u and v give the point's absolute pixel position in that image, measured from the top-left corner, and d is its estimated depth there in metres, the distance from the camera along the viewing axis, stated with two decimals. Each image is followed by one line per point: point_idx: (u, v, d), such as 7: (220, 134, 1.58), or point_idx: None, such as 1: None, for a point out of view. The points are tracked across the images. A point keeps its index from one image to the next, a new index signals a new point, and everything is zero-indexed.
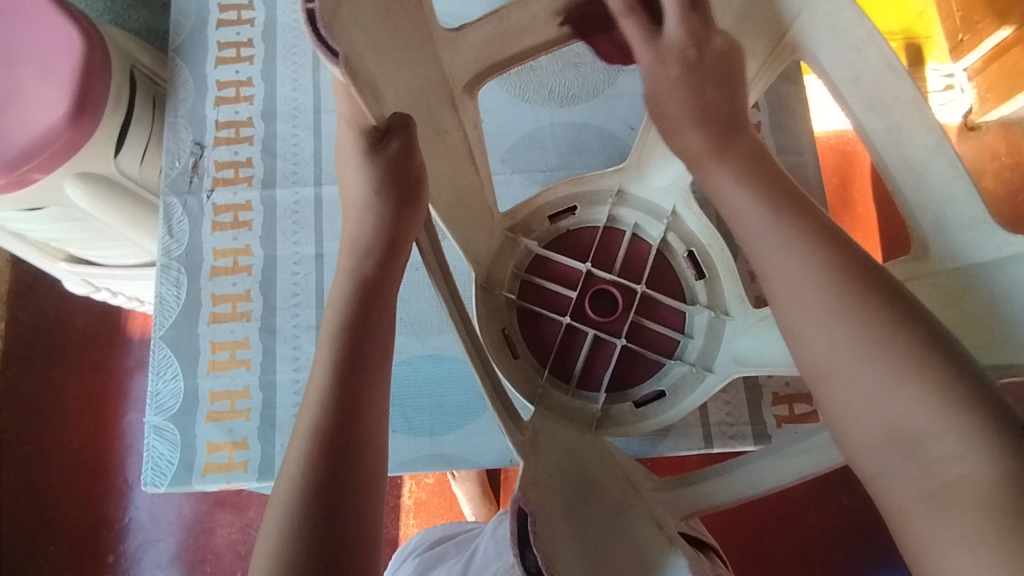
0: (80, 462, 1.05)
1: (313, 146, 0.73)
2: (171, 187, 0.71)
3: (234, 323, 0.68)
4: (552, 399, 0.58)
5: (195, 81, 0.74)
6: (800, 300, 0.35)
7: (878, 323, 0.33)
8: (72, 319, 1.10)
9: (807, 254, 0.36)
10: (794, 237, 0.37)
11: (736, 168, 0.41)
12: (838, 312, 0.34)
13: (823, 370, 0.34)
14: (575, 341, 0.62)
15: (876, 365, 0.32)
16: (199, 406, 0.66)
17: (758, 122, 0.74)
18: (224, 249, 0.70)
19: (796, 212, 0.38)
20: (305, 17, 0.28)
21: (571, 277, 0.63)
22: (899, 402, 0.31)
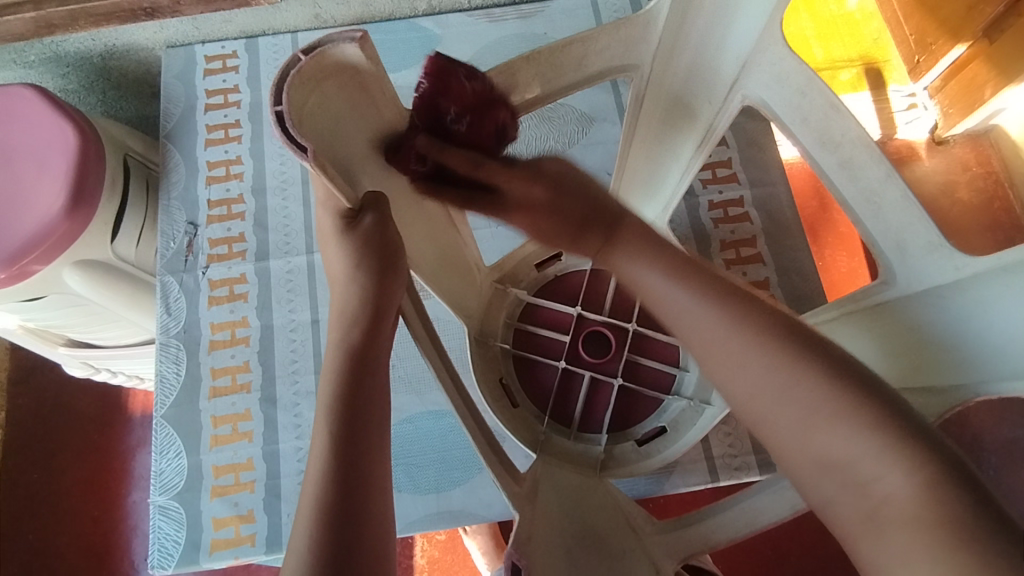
0: (83, 548, 1.04)
1: (304, 216, 0.75)
2: (168, 267, 0.73)
3: (234, 396, 0.68)
4: (552, 447, 0.59)
5: (187, 163, 0.78)
6: (714, 352, 0.36)
7: (781, 364, 0.34)
8: (73, 403, 1.10)
9: (717, 313, 0.37)
10: (694, 294, 0.38)
11: (630, 248, 0.42)
12: (748, 361, 0.35)
13: (756, 413, 0.35)
14: (573, 385, 0.63)
15: (790, 399, 0.33)
16: (203, 482, 0.66)
17: (728, 158, 0.78)
18: (221, 322, 0.71)
19: (688, 273, 0.39)
20: (275, 119, 0.33)
21: (565, 321, 0.64)
22: (830, 434, 0.32)
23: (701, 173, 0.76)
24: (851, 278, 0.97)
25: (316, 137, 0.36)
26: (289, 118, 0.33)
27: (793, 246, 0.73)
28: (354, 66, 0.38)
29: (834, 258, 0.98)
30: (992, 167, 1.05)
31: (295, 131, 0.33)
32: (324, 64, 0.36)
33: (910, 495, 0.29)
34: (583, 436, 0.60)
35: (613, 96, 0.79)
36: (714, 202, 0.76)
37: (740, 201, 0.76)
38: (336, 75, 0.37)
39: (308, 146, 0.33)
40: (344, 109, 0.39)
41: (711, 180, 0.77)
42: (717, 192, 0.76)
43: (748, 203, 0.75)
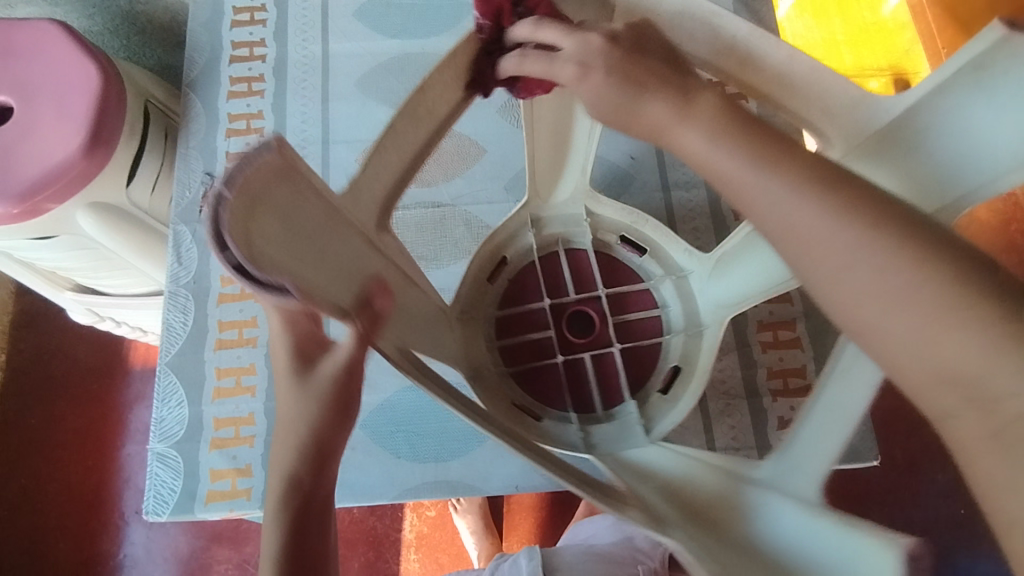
0: (76, 496, 1.04)
1: (321, 175, 0.74)
2: (182, 216, 0.72)
3: (240, 350, 0.68)
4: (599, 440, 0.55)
5: (208, 114, 0.77)
6: (813, 252, 0.27)
7: (911, 270, 0.25)
8: (73, 351, 1.10)
9: (824, 208, 0.26)
10: (798, 184, 0.27)
11: (707, 126, 0.29)
12: (865, 264, 0.25)
13: (863, 332, 0.26)
14: (575, 371, 0.61)
15: (920, 317, 0.24)
16: (203, 433, 0.65)
17: None
18: (232, 276, 0.71)
19: (786, 157, 0.28)
20: (234, 273, 0.29)
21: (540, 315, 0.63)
22: (896, 309, 0.25)
23: None
24: None
25: (281, 261, 0.32)
26: (251, 268, 0.29)
27: None
28: (298, 174, 0.35)
29: None
30: None
31: (259, 274, 0.29)
32: (267, 178, 0.32)
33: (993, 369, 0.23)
34: (613, 411, 0.58)
35: None
36: None
37: None
38: (257, 187, 0.32)
39: (291, 285, 0.30)
40: (303, 220, 0.35)
41: None
42: None
43: None
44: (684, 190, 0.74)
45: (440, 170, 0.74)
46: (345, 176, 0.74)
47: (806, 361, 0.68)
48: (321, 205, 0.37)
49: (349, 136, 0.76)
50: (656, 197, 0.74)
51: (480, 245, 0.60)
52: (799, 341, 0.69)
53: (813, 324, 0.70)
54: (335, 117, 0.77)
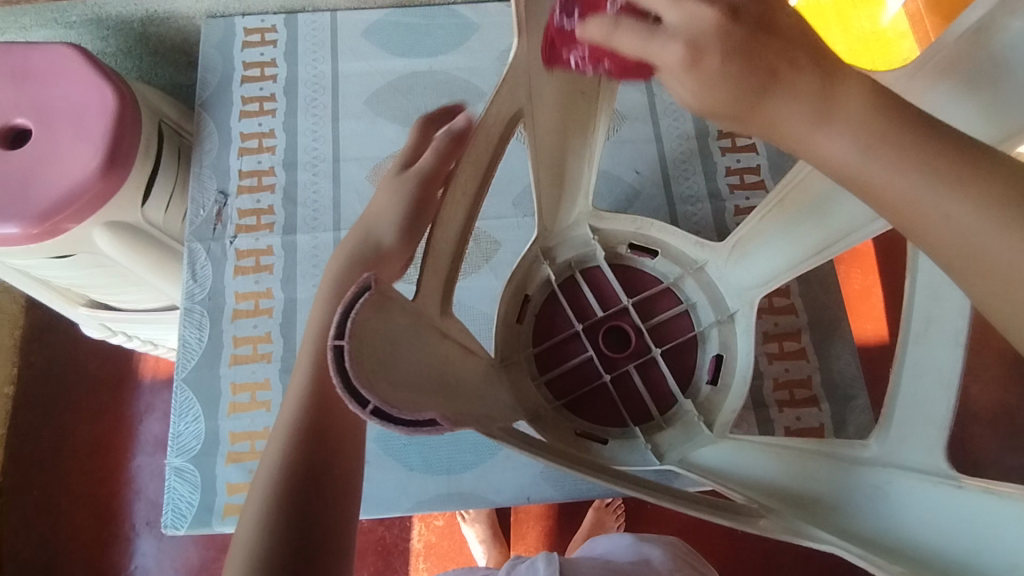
0: (86, 507, 1.05)
1: (332, 192, 0.76)
2: (196, 234, 0.74)
3: (254, 365, 0.69)
4: (667, 447, 0.59)
5: (220, 134, 0.78)
6: (989, 257, 0.28)
7: None
8: (84, 363, 1.11)
9: (992, 212, 0.28)
10: (956, 191, 0.28)
11: (854, 129, 0.29)
12: None
13: None
14: (624, 386, 0.64)
15: None
16: (219, 447, 0.67)
17: (757, 165, 0.78)
18: (246, 292, 0.72)
19: (938, 157, 0.29)
20: (378, 420, 0.29)
21: (575, 340, 0.65)
22: (948, 201, 0.28)
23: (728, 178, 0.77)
24: (866, 296, 0.97)
25: (412, 391, 0.32)
26: (396, 408, 0.29)
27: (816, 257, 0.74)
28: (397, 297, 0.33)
29: (849, 275, 0.99)
30: None
31: (400, 412, 0.29)
32: (385, 297, 0.32)
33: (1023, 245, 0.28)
34: (672, 414, 0.62)
35: (647, 96, 0.80)
36: (739, 208, 0.76)
37: None
38: (386, 308, 0.32)
39: (436, 416, 0.30)
40: (406, 340, 0.34)
41: (739, 185, 0.77)
42: (744, 198, 0.76)
43: None
44: (689, 204, 0.76)
45: None
46: (356, 194, 0.76)
47: (811, 372, 0.70)
48: (414, 315, 0.36)
49: (360, 154, 0.78)
50: (661, 211, 0.76)
51: (506, 287, 0.61)
52: (804, 352, 0.70)
53: (818, 335, 0.71)
54: (346, 135, 0.78)
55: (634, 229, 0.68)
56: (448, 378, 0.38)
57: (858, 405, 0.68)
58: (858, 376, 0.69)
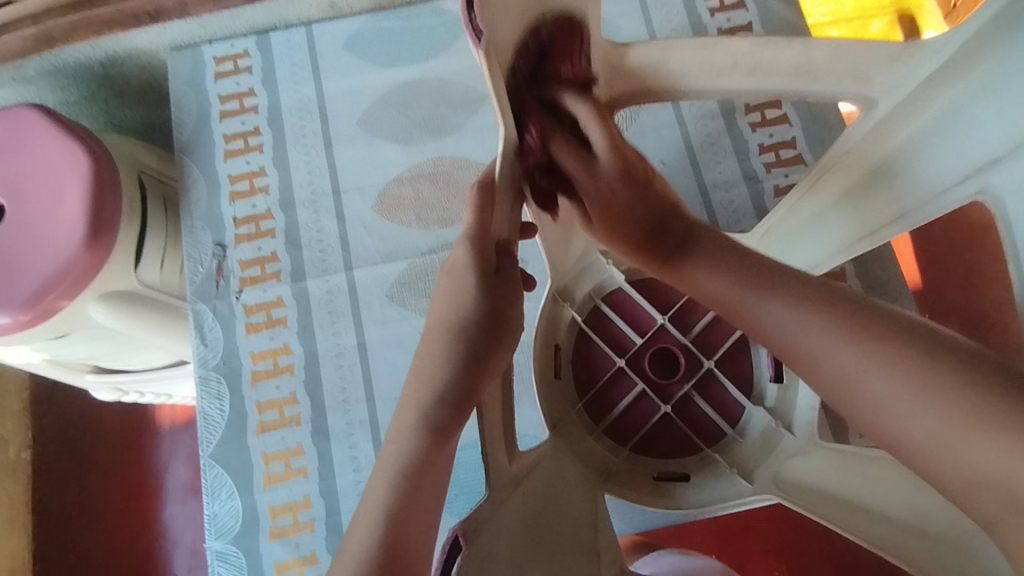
0: (118, 563, 0.96)
1: (338, 229, 0.69)
2: (198, 294, 0.68)
3: (284, 430, 0.64)
4: (747, 465, 0.57)
5: (207, 179, 0.72)
6: (845, 376, 0.30)
7: (930, 385, 0.28)
8: (100, 418, 1.01)
9: (830, 329, 0.31)
10: (804, 315, 0.32)
11: (706, 262, 0.37)
12: (900, 381, 0.28)
13: (890, 436, 0.29)
14: (685, 408, 0.61)
15: (926, 421, 0.27)
16: (260, 523, 0.62)
17: (793, 137, 0.69)
18: (262, 350, 0.66)
19: (786, 286, 0.34)
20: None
21: (620, 380, 0.62)
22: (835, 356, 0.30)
23: (762, 156, 0.69)
24: None
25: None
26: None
27: None
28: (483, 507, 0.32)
29: None
30: None
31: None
32: (478, 552, 0.30)
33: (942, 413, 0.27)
34: (744, 426, 0.59)
35: None
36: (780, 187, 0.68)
37: None
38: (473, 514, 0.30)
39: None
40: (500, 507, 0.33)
41: (776, 162, 0.69)
42: (783, 175, 0.68)
43: None
44: (725, 191, 0.69)
45: (462, 204, 0.69)
46: (363, 227, 0.69)
47: None
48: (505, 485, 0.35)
49: (360, 182, 0.71)
50: (696, 204, 0.69)
51: (534, 354, 0.58)
52: None
53: None
54: (343, 163, 0.71)
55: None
56: (545, 518, 0.38)
57: None
58: None
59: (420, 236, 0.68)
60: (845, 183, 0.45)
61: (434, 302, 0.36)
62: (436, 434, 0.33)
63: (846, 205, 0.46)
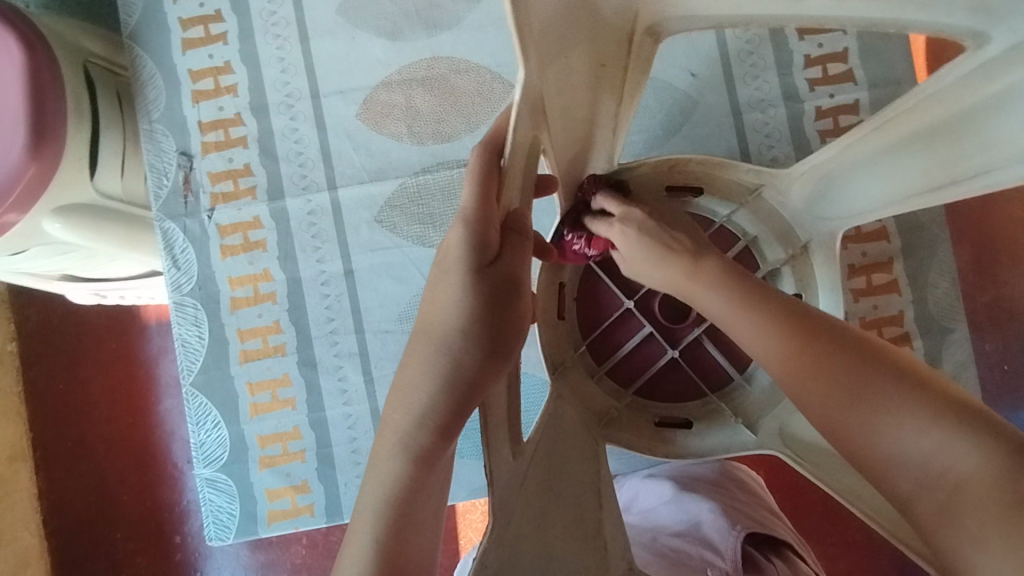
0: (116, 455, 0.85)
1: (319, 140, 0.61)
2: (165, 210, 0.61)
3: (269, 360, 0.61)
4: (751, 414, 0.53)
5: (164, 75, 0.62)
6: (803, 377, 0.32)
7: (878, 389, 0.30)
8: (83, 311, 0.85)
9: (793, 339, 0.33)
10: (773, 325, 0.34)
11: (709, 280, 0.38)
12: (855, 385, 0.31)
13: (840, 432, 0.31)
14: (693, 354, 0.58)
15: (872, 418, 0.29)
16: (249, 452, 0.60)
17: (845, 48, 0.60)
18: (240, 276, 0.61)
19: (768, 300, 0.36)
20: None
21: (628, 320, 0.59)
22: (889, 410, 0.29)
23: (807, 72, 0.60)
24: None
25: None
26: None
27: None
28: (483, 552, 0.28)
29: None
30: None
31: None
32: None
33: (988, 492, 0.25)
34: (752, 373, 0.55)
35: None
36: (822, 109, 0.60)
37: (854, 106, 0.60)
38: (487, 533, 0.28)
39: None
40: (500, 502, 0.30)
41: (821, 79, 0.60)
42: (827, 95, 0.60)
43: (865, 109, 0.60)
44: (759, 111, 0.61)
45: (460, 116, 0.61)
46: (348, 138, 0.61)
47: (903, 306, 0.60)
48: (504, 494, 0.30)
49: (343, 84, 0.61)
50: (725, 126, 0.61)
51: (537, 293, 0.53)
52: (896, 284, 0.60)
53: (912, 262, 0.61)
54: (322, 60, 0.61)
55: (666, 168, 0.51)
56: (552, 492, 0.35)
57: (957, 339, 0.60)
58: (958, 305, 0.60)
59: (413, 152, 0.61)
60: (911, 130, 0.40)
61: (426, 298, 0.34)
62: (429, 435, 0.31)
63: (908, 150, 0.41)
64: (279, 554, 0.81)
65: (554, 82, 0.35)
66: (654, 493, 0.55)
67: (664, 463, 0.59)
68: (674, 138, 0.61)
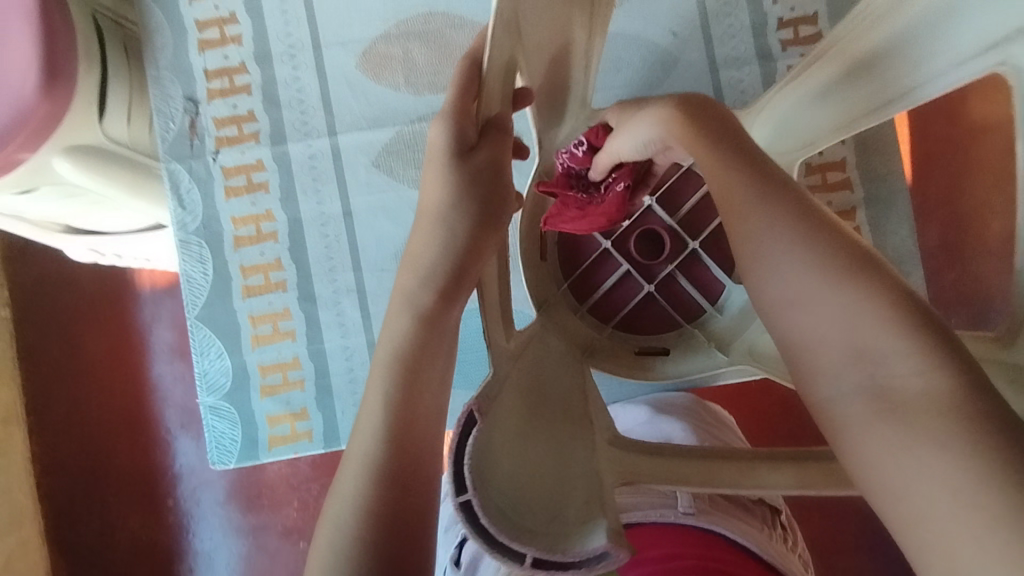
0: (111, 419, 0.87)
1: (319, 89, 0.65)
2: (172, 152, 0.65)
3: (270, 295, 0.64)
4: (725, 336, 0.57)
5: (172, 24, 0.65)
6: (749, 240, 0.27)
7: (840, 270, 0.25)
8: (79, 274, 0.88)
9: (741, 197, 0.28)
10: (727, 179, 0.29)
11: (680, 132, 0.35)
12: (807, 255, 0.26)
13: (776, 312, 0.26)
14: (668, 291, 0.63)
15: (829, 299, 0.24)
16: (250, 382, 0.64)
17: (815, 12, 0.65)
18: (243, 216, 0.65)
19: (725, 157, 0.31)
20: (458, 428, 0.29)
21: (607, 262, 0.64)
22: (838, 296, 0.24)
23: (779, 32, 0.65)
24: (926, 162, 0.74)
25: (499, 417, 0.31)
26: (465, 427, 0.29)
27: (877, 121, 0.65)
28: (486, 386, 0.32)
29: None
30: None
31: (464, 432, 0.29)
32: (490, 423, 0.30)
33: (941, 415, 0.21)
34: (723, 303, 0.60)
35: None
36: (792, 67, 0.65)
37: None
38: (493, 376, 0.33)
39: (604, 546, 0.28)
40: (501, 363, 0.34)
41: (792, 40, 0.65)
42: (798, 54, 0.65)
43: None
44: (733, 69, 0.66)
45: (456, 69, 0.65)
46: (348, 88, 0.65)
47: None
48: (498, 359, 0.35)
49: (343, 36, 0.65)
50: (702, 82, 0.66)
51: (522, 231, 0.56)
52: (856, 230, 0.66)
53: (872, 210, 0.66)
54: (323, 14, 0.65)
55: None
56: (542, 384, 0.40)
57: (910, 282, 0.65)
58: (913, 251, 0.65)
59: (410, 102, 0.65)
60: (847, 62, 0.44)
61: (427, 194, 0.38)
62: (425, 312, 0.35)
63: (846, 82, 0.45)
64: (270, 515, 0.84)
65: (539, 6, 0.40)
66: (635, 417, 0.60)
67: (643, 395, 0.64)
68: (655, 93, 0.66)
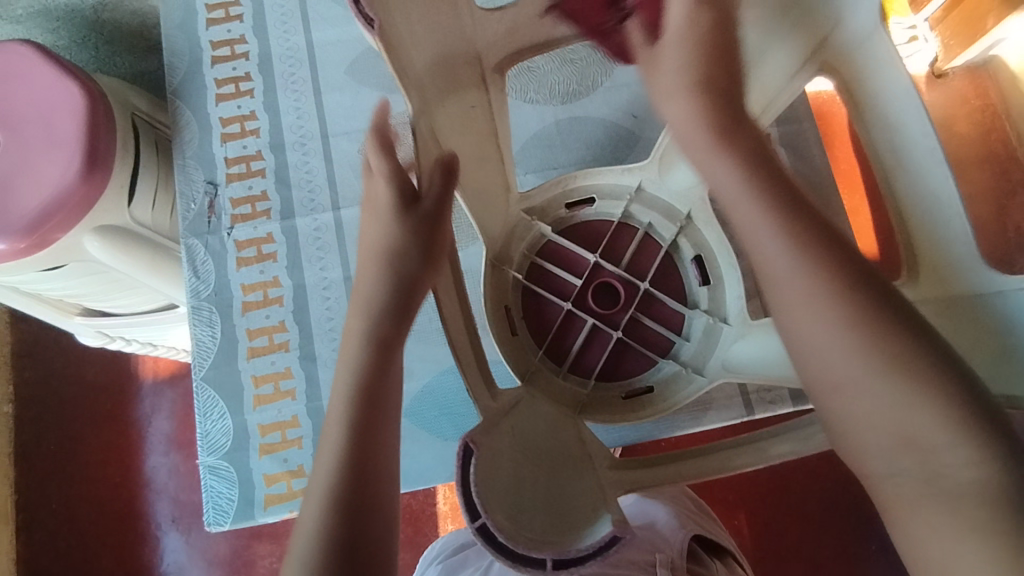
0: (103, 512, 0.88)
1: (326, 171, 0.73)
2: (191, 229, 0.72)
3: (273, 355, 0.68)
4: (698, 362, 0.62)
5: (199, 121, 0.75)
6: (798, 308, 0.33)
7: (878, 347, 0.31)
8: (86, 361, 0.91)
9: (804, 271, 0.33)
10: (785, 243, 0.34)
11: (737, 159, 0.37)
12: (850, 332, 0.32)
13: (824, 379, 0.32)
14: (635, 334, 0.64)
15: (876, 382, 0.31)
16: (250, 441, 0.66)
17: None
18: (252, 283, 0.70)
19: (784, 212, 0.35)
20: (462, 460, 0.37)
21: (572, 322, 0.64)
22: (890, 378, 0.31)
23: None
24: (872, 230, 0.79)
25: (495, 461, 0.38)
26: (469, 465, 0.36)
27: (822, 183, 0.72)
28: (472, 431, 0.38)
29: None
30: (990, 99, 0.85)
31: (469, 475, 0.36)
32: (485, 458, 0.37)
33: (972, 510, 0.28)
34: (688, 332, 0.63)
35: None
36: None
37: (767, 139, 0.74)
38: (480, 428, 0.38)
39: (612, 532, 0.35)
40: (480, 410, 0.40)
41: None
42: None
43: (776, 141, 0.73)
44: None
45: None
46: (351, 168, 0.73)
47: None
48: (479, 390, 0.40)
49: (348, 127, 0.74)
50: None
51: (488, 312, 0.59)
52: None
53: None
54: (332, 110, 0.75)
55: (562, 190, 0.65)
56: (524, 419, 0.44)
57: None
58: None
59: None
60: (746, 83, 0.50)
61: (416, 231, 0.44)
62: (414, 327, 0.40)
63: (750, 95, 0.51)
64: None
65: None
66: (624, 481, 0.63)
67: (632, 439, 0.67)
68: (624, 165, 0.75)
